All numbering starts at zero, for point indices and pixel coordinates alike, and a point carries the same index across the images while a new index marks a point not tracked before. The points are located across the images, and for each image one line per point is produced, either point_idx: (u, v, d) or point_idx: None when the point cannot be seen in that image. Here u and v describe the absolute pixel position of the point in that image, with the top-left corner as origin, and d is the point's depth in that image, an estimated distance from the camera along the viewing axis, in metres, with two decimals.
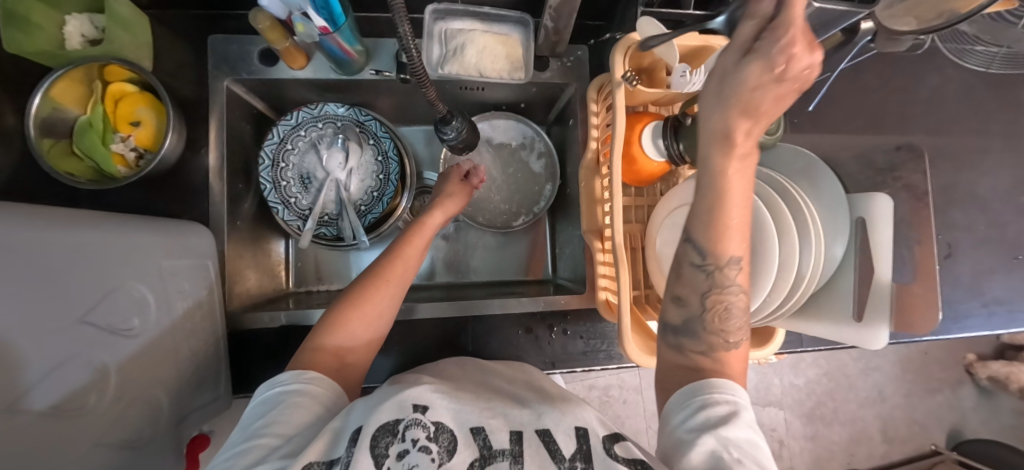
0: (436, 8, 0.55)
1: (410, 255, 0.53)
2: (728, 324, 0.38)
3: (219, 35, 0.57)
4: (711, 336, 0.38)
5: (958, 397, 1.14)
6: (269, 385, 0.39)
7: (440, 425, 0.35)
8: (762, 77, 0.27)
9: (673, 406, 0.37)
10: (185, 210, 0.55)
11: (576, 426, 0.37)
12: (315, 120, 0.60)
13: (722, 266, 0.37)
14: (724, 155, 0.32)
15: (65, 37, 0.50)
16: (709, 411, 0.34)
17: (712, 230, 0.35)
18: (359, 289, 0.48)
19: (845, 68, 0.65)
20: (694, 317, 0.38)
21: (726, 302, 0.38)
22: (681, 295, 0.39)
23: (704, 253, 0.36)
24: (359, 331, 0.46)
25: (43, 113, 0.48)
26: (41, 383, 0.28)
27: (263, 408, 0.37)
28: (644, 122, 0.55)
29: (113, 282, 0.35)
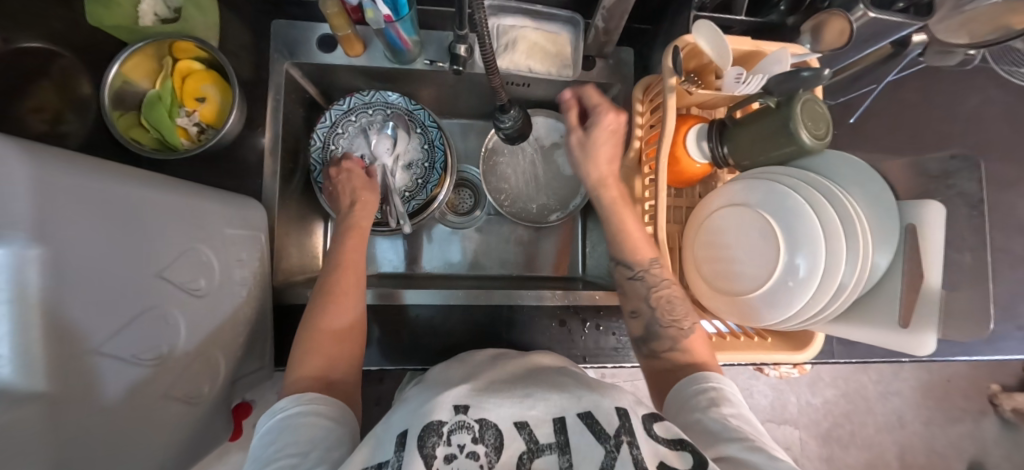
0: (492, 4, 0.56)
1: (355, 262, 0.52)
2: (675, 311, 0.48)
3: (282, 20, 0.59)
4: (670, 328, 0.48)
5: (980, 428, 1.11)
6: (271, 414, 0.37)
7: (485, 422, 0.33)
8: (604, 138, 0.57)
9: (677, 396, 0.43)
10: (237, 185, 0.57)
11: (617, 408, 0.35)
12: (366, 107, 0.62)
13: (648, 269, 0.50)
14: (602, 192, 0.56)
15: (138, 15, 0.52)
16: (706, 395, 0.40)
17: (625, 246, 0.51)
18: (317, 311, 0.47)
19: (890, 81, 0.65)
20: (647, 319, 0.49)
21: (664, 296, 0.49)
22: (635, 309, 0.50)
23: (630, 265, 0.50)
24: (330, 351, 0.44)
25: (116, 85, 0.50)
26: (117, 334, 0.30)
27: (272, 434, 0.35)
28: (688, 124, 0.55)
29: (186, 241, 0.38)
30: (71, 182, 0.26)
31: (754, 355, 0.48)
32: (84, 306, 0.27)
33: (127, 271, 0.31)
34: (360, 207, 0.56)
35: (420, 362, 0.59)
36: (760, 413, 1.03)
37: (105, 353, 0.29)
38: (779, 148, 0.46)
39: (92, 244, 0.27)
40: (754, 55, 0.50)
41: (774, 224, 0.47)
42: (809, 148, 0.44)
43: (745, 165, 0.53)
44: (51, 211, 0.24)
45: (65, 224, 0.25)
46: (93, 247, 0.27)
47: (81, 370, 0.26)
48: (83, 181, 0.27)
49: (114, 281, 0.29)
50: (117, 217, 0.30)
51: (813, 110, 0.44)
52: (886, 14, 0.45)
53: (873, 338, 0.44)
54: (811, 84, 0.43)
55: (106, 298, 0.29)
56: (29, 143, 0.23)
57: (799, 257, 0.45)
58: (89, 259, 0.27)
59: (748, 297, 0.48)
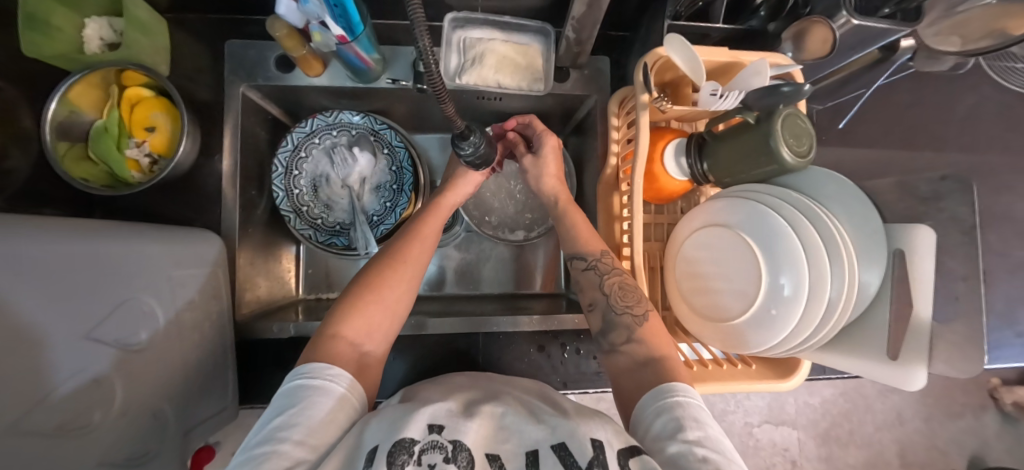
0: (455, 17, 0.54)
1: (427, 235, 0.52)
2: (630, 297, 0.46)
3: (237, 40, 0.57)
4: (625, 316, 0.46)
5: (981, 424, 1.00)
6: (292, 377, 0.35)
7: (458, 444, 0.31)
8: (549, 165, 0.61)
9: (646, 410, 0.37)
10: (197, 216, 0.55)
11: (592, 438, 0.32)
12: (329, 128, 0.60)
13: (599, 259, 0.50)
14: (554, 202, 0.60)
15: (83, 41, 0.50)
16: (674, 414, 0.35)
17: (576, 240, 0.54)
18: (374, 272, 0.46)
19: (881, 85, 0.62)
20: (604, 308, 0.48)
21: (619, 282, 0.48)
22: (592, 301, 0.50)
23: (584, 257, 0.51)
24: (382, 310, 0.44)
25: (59, 117, 0.47)
26: (33, 411, 0.27)
27: (282, 404, 0.33)
28: (666, 139, 0.52)
29: (123, 293, 0.35)
30: None
31: (733, 386, 0.45)
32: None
33: (51, 341, 0.28)
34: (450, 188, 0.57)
35: (393, 392, 0.58)
36: (758, 415, 0.98)
37: (23, 432, 0.27)
38: (761, 167, 0.43)
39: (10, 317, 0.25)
40: (732, 66, 0.47)
41: (754, 244, 0.45)
42: (790, 167, 0.41)
43: (726, 182, 0.49)
44: None
45: None
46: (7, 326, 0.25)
47: None
48: None
49: (34, 355, 0.27)
50: (41, 284, 0.28)
51: (795, 125, 0.41)
52: (871, 21, 0.43)
53: (865, 370, 0.41)
54: (793, 100, 0.39)
55: (25, 377, 0.26)
56: None
57: (783, 277, 0.42)
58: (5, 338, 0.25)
59: (730, 323, 0.46)
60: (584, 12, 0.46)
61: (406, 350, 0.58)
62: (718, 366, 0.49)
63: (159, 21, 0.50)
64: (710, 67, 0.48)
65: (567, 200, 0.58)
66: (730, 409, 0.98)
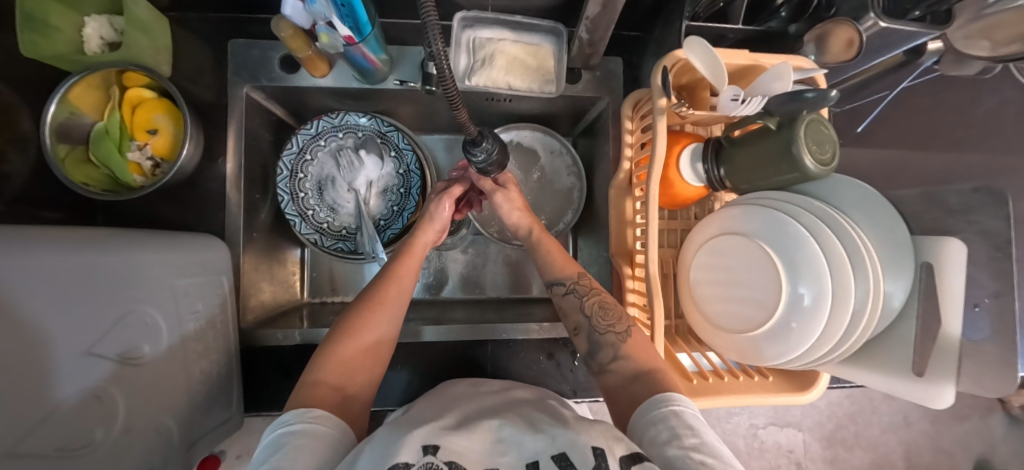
0: (465, 16, 0.52)
1: (405, 275, 0.50)
2: (608, 318, 0.47)
3: (241, 39, 0.55)
4: (608, 335, 0.46)
5: (988, 426, 0.93)
6: (273, 427, 0.34)
7: (454, 464, 0.29)
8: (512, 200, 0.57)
9: (641, 425, 0.36)
10: (200, 221, 0.53)
11: (593, 447, 0.30)
12: (335, 130, 0.58)
13: (577, 282, 0.51)
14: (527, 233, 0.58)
15: (84, 40, 0.48)
16: (669, 422, 0.34)
17: (550, 264, 0.54)
18: (353, 316, 0.45)
19: (902, 88, 0.61)
20: (587, 331, 0.48)
21: (599, 300, 0.49)
22: (575, 325, 0.49)
23: (561, 281, 0.52)
24: (356, 361, 0.43)
25: (59, 119, 0.46)
26: (33, 430, 0.26)
27: (266, 452, 0.32)
28: (682, 144, 0.51)
29: (125, 305, 0.34)
30: None
31: (754, 398, 0.44)
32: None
33: (49, 361, 0.27)
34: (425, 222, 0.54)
35: (399, 399, 0.57)
36: (763, 416, 0.92)
37: (24, 453, 0.26)
38: (781, 175, 0.42)
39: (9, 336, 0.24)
40: (752, 69, 0.46)
41: (775, 256, 0.43)
42: (813, 175, 0.40)
43: (743, 188, 0.48)
44: None
45: None
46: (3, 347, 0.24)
47: None
48: None
49: (35, 372, 0.26)
50: (39, 298, 0.26)
51: (818, 131, 0.39)
52: (900, 24, 0.42)
53: (888, 386, 0.40)
54: (818, 106, 0.37)
55: (23, 397, 0.25)
56: None
57: (802, 285, 0.41)
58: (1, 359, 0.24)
59: (747, 334, 0.44)
60: (599, 12, 0.45)
61: (414, 357, 0.58)
62: (735, 378, 0.48)
63: (160, 19, 0.49)
64: (729, 70, 0.46)
65: (540, 229, 0.57)
66: (733, 410, 0.93)
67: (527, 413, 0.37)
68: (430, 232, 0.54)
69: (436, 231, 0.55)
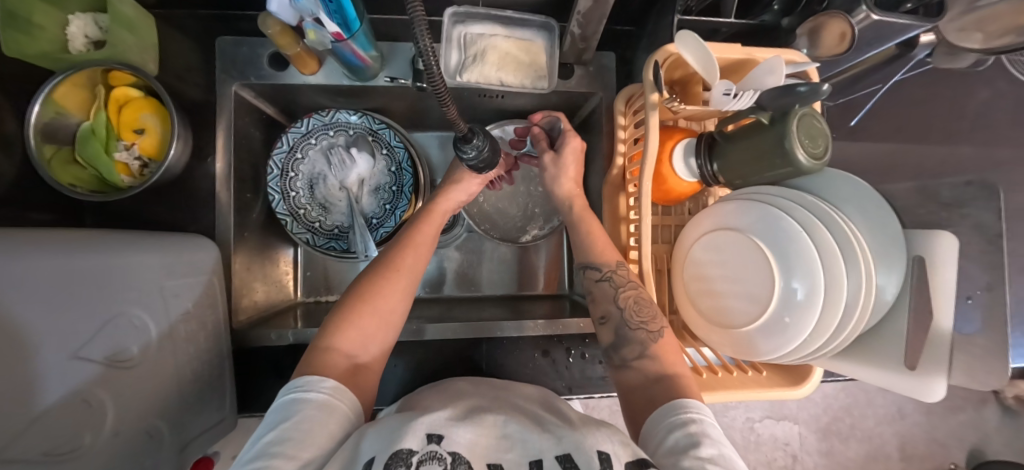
0: (455, 11, 0.51)
1: (421, 243, 0.50)
2: (643, 314, 0.45)
3: (229, 36, 0.54)
4: (638, 332, 0.45)
5: (981, 417, 0.94)
6: (287, 390, 0.35)
7: (458, 456, 0.29)
8: (571, 165, 0.58)
9: (658, 429, 0.35)
10: (191, 221, 0.53)
11: (598, 451, 0.30)
12: (326, 128, 0.58)
13: (615, 271, 0.48)
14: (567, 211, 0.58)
15: (68, 39, 0.48)
16: (687, 431, 0.33)
17: (591, 251, 0.51)
18: (369, 282, 0.45)
19: (896, 81, 0.61)
20: (617, 323, 0.46)
21: (633, 296, 0.46)
22: (604, 314, 0.48)
23: (597, 268, 0.49)
24: (369, 325, 0.42)
25: (43, 120, 0.45)
26: (19, 437, 0.26)
27: (276, 418, 0.32)
28: (675, 139, 0.51)
29: (112, 308, 0.34)
30: None
31: (745, 393, 0.44)
32: None
33: (31, 368, 0.27)
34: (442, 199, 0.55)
35: (394, 398, 0.57)
36: (759, 410, 0.93)
37: (9, 460, 0.25)
38: (773, 171, 0.41)
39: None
40: (745, 63, 0.45)
41: (766, 247, 0.43)
42: (805, 169, 0.39)
43: (736, 184, 0.48)
44: None
45: None
46: None
47: None
48: None
49: (21, 377, 0.26)
50: (24, 301, 0.26)
51: (811, 126, 0.39)
52: (892, 16, 0.42)
53: (882, 380, 0.40)
54: (809, 101, 0.36)
55: (7, 403, 0.25)
56: None
57: (795, 280, 0.41)
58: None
59: (745, 324, 0.44)
60: (591, 7, 0.44)
61: (409, 355, 0.57)
62: (729, 373, 0.48)
63: (145, 17, 0.48)
64: (722, 65, 0.46)
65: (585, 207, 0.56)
66: (729, 404, 0.94)
67: (521, 412, 0.37)
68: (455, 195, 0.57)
69: (459, 197, 0.57)
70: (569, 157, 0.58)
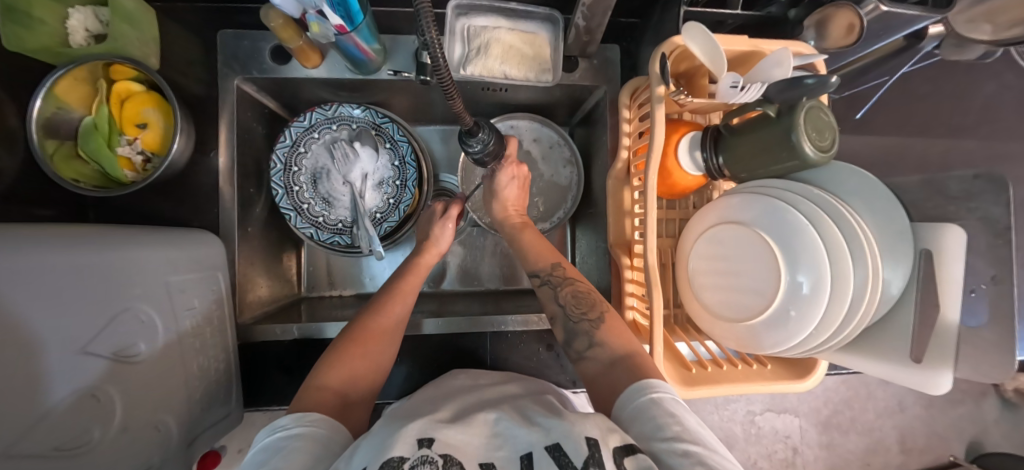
0: (459, 3, 0.51)
1: (410, 288, 0.50)
2: (583, 304, 0.47)
3: (230, 30, 0.54)
4: (582, 323, 0.45)
5: (981, 411, 0.94)
6: (268, 431, 0.34)
7: (449, 458, 0.29)
8: (510, 186, 0.58)
9: (623, 412, 0.36)
10: (195, 216, 0.53)
11: (586, 436, 0.30)
12: (329, 122, 0.58)
13: (551, 273, 0.51)
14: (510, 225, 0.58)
15: (69, 33, 0.47)
16: (651, 410, 0.34)
17: (529, 257, 0.53)
18: (359, 326, 0.45)
19: (901, 74, 0.60)
20: (563, 320, 0.47)
21: (573, 291, 0.48)
22: (551, 315, 0.49)
23: (535, 272, 0.52)
24: (357, 368, 0.42)
25: (45, 114, 0.45)
26: (27, 433, 0.26)
27: (260, 458, 0.31)
28: (681, 132, 0.50)
29: (120, 303, 0.34)
30: None
31: (747, 387, 0.44)
32: None
33: (37, 365, 0.26)
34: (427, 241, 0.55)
35: (399, 392, 0.57)
36: (760, 403, 0.93)
37: (22, 455, 0.25)
38: (780, 163, 0.41)
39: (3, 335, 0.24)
40: (753, 55, 0.45)
41: (778, 255, 0.42)
42: (812, 162, 0.39)
43: (742, 177, 0.48)
44: None
45: None
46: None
47: None
48: None
49: (33, 373, 0.26)
50: (32, 298, 0.26)
51: (818, 119, 0.39)
52: (901, 7, 0.41)
53: (883, 371, 0.40)
54: (817, 92, 0.36)
55: (17, 399, 0.25)
56: None
57: (800, 274, 0.41)
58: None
59: (747, 323, 0.44)
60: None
61: (413, 350, 0.58)
62: (733, 366, 0.48)
63: (147, 10, 0.47)
64: (728, 57, 0.45)
65: (520, 223, 0.58)
66: (731, 397, 0.94)
67: (523, 405, 0.37)
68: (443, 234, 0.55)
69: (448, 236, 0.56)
70: (506, 181, 0.57)
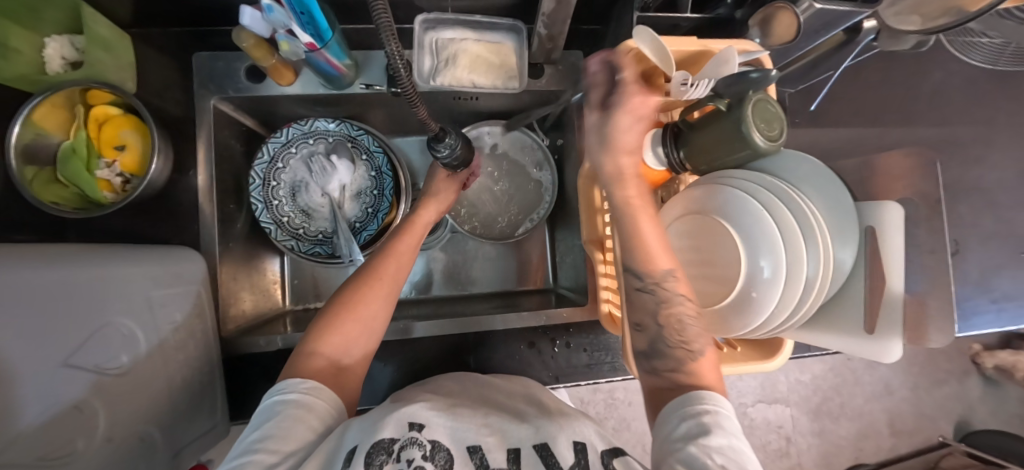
0: (425, 18, 0.53)
1: (404, 251, 0.50)
2: (686, 333, 0.38)
3: (204, 52, 0.56)
4: (677, 350, 0.37)
5: (964, 389, 0.98)
6: (270, 394, 0.37)
7: (437, 443, 0.32)
8: (625, 125, 0.41)
9: (667, 415, 0.33)
10: (176, 234, 0.54)
11: (574, 442, 0.33)
12: (306, 136, 0.59)
13: (661, 283, 0.39)
14: (619, 188, 0.41)
15: (46, 61, 0.49)
16: (696, 419, 0.31)
17: (638, 254, 0.39)
18: (351, 291, 0.45)
19: (849, 65, 0.64)
20: (654, 338, 0.38)
21: (677, 314, 0.39)
22: (640, 324, 0.39)
23: (639, 274, 0.39)
24: (348, 332, 0.43)
25: (24, 141, 0.46)
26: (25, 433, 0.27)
27: (261, 420, 0.34)
28: (643, 130, 0.53)
29: (99, 318, 0.34)
30: None
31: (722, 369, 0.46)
32: None
33: (32, 372, 0.28)
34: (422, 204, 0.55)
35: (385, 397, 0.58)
36: (751, 394, 0.94)
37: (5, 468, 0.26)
38: (736, 153, 0.43)
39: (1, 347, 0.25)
40: (702, 55, 0.48)
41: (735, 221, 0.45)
42: (763, 151, 0.42)
43: (703, 169, 0.50)
44: None
45: None
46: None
47: None
48: None
49: (26, 381, 0.27)
50: (24, 308, 0.28)
51: (766, 110, 0.41)
52: (833, 4, 0.45)
53: (843, 345, 0.42)
54: (761, 85, 0.39)
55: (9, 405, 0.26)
56: None
57: (763, 260, 0.43)
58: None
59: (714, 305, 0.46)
60: (554, 8, 0.46)
61: (398, 355, 0.58)
62: None
63: (122, 37, 0.49)
64: (680, 58, 0.48)
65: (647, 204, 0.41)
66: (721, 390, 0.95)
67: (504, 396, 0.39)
68: (423, 217, 0.54)
69: (431, 217, 0.55)
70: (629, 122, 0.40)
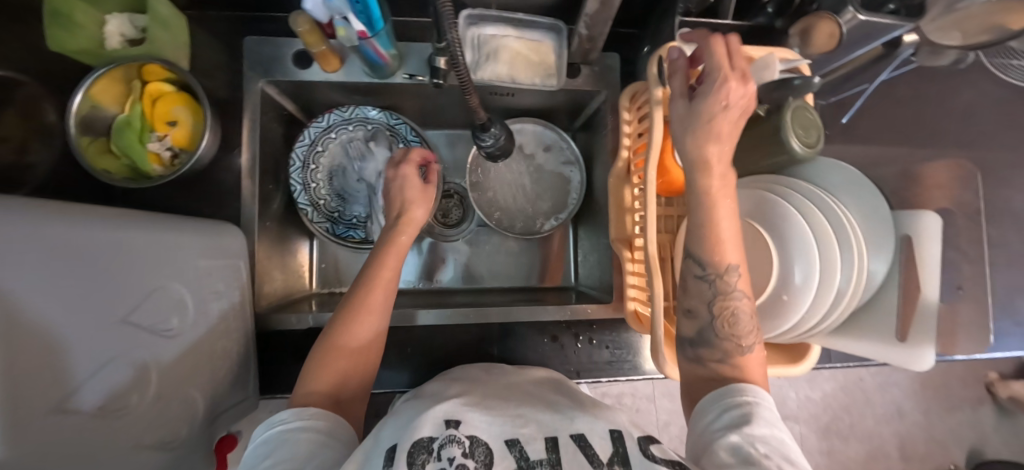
0: (470, 13, 0.55)
1: (388, 276, 0.48)
2: (738, 328, 0.38)
3: (253, 36, 0.57)
4: (726, 342, 0.38)
5: (978, 417, 0.96)
6: (268, 425, 0.36)
7: (475, 438, 0.31)
8: (713, 110, 0.35)
9: (706, 406, 0.35)
10: (217, 210, 0.56)
11: (610, 431, 0.34)
12: (346, 123, 0.61)
13: (723, 276, 0.39)
14: (705, 177, 0.38)
15: (105, 37, 0.50)
16: (738, 411, 0.33)
17: (707, 243, 0.39)
18: (339, 329, 0.44)
19: (883, 80, 0.64)
20: (705, 327, 0.39)
21: (732, 308, 0.39)
22: (692, 310, 0.40)
23: (703, 263, 0.39)
24: (340, 368, 0.42)
25: (83, 111, 0.48)
26: (92, 379, 0.28)
27: (264, 451, 0.33)
28: (677, 132, 0.54)
29: (155, 281, 0.36)
30: (49, 235, 0.25)
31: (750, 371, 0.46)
32: (57, 368, 0.25)
33: (98, 325, 0.29)
34: (405, 217, 0.52)
35: (408, 382, 0.59)
36: None
37: (76, 412, 0.27)
38: (773, 155, 0.45)
39: (73, 299, 0.26)
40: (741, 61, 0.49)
41: (768, 232, 0.46)
42: (800, 156, 0.43)
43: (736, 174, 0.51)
44: (30, 271, 0.23)
45: (42, 274, 0.24)
46: (68, 299, 0.26)
47: (57, 424, 0.25)
48: (56, 240, 0.26)
49: (94, 331, 0.28)
50: (96, 263, 0.29)
51: (804, 117, 0.42)
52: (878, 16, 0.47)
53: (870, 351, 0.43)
54: (802, 92, 0.39)
55: (79, 352, 0.27)
56: (12, 204, 0.24)
57: (795, 266, 0.43)
58: (68, 317, 0.26)
59: None
60: (597, 10, 0.47)
61: (422, 341, 0.59)
62: None
63: (181, 18, 0.51)
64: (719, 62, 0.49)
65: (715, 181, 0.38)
66: None
67: None
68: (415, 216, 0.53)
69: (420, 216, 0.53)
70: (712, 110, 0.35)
